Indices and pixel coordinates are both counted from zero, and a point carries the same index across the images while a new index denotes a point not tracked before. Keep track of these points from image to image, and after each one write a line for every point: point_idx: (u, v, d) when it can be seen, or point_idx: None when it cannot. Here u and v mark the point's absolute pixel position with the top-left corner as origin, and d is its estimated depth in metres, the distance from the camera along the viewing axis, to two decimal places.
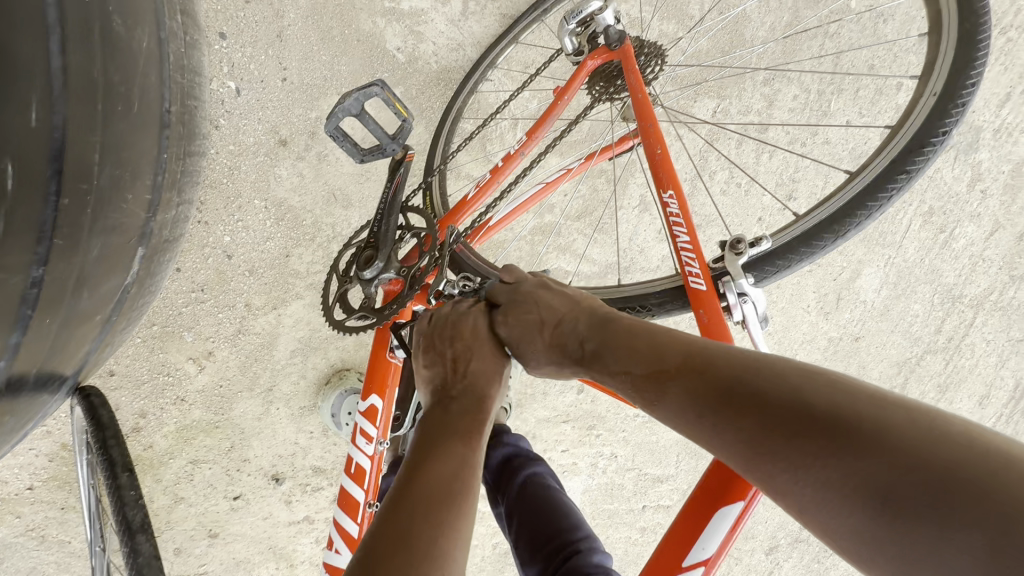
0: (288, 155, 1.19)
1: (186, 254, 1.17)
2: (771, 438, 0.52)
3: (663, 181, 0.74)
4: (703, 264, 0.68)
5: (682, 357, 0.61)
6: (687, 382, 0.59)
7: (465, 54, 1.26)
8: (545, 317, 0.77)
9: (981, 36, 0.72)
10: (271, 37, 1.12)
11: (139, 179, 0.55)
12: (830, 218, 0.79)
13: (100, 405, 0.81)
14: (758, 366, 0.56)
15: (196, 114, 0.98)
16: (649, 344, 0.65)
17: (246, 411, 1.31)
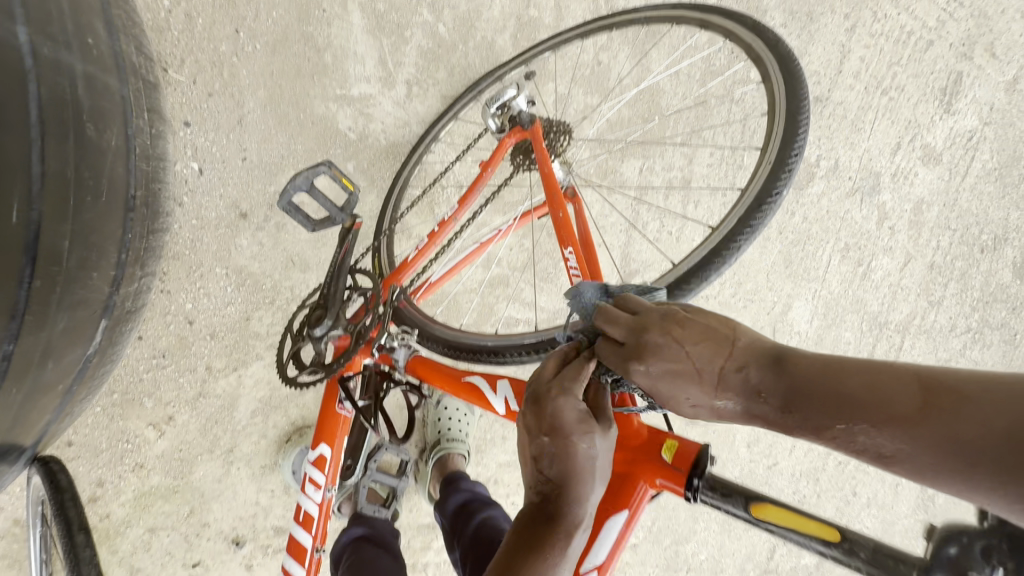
0: (248, 226, 1.29)
1: (148, 323, 1.24)
2: (998, 468, 0.47)
3: (565, 241, 0.88)
4: None
5: (888, 399, 0.53)
6: (914, 425, 0.51)
7: (411, 130, 1.41)
8: (701, 361, 0.61)
9: (803, 115, 0.86)
10: (232, 123, 1.25)
11: (103, 257, 0.65)
12: (695, 266, 0.91)
13: (59, 471, 0.86)
14: (1006, 400, 0.48)
15: (160, 196, 1.08)
16: (862, 383, 0.55)
17: (207, 473, 1.34)
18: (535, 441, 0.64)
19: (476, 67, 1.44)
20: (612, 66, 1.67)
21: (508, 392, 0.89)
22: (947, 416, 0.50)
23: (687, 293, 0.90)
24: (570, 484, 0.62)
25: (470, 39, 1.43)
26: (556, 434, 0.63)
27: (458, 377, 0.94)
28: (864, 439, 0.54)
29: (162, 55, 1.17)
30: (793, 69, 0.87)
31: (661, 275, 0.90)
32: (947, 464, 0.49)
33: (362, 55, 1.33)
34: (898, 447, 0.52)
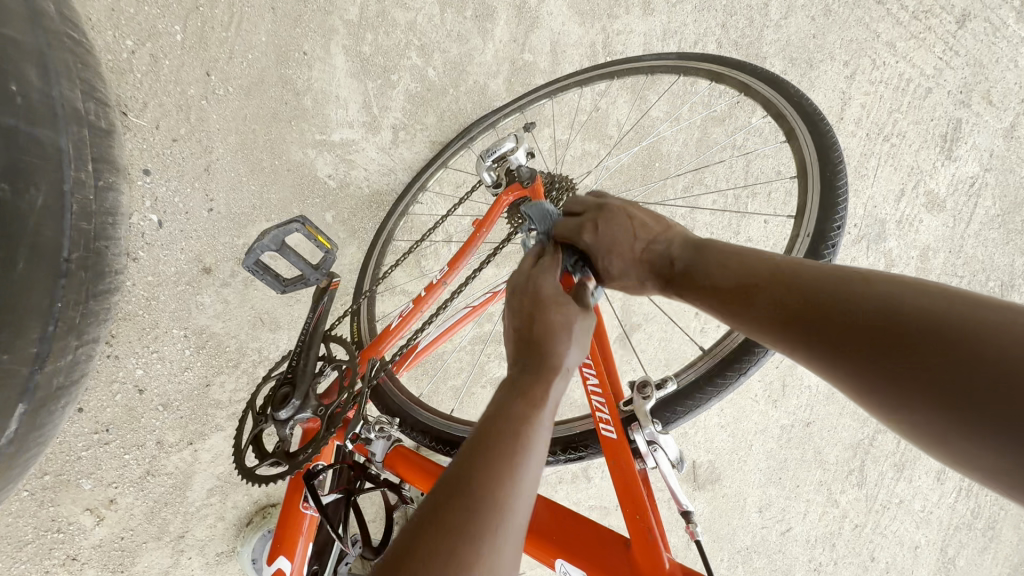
0: (212, 282, 1.17)
1: (90, 393, 1.08)
2: (826, 329, 0.54)
3: None
4: (615, 412, 0.63)
5: (765, 273, 0.62)
6: (772, 290, 0.60)
7: (396, 178, 1.32)
8: (638, 232, 0.75)
9: (840, 180, 0.76)
10: (198, 171, 1.14)
11: None
12: (725, 357, 0.74)
13: None
14: (859, 277, 0.55)
15: (108, 253, 0.95)
16: (742, 258, 0.66)
17: (152, 564, 1.16)
18: (521, 310, 0.64)
19: (467, 112, 1.37)
20: (611, 112, 1.59)
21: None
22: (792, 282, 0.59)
23: (726, 387, 0.73)
24: (552, 346, 0.59)
25: (462, 83, 1.35)
26: (540, 301, 0.63)
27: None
28: (728, 298, 0.64)
29: (121, 98, 1.06)
30: (822, 129, 0.79)
31: (690, 365, 0.75)
32: (785, 320, 0.58)
33: (345, 99, 1.25)
34: (754, 306, 0.61)
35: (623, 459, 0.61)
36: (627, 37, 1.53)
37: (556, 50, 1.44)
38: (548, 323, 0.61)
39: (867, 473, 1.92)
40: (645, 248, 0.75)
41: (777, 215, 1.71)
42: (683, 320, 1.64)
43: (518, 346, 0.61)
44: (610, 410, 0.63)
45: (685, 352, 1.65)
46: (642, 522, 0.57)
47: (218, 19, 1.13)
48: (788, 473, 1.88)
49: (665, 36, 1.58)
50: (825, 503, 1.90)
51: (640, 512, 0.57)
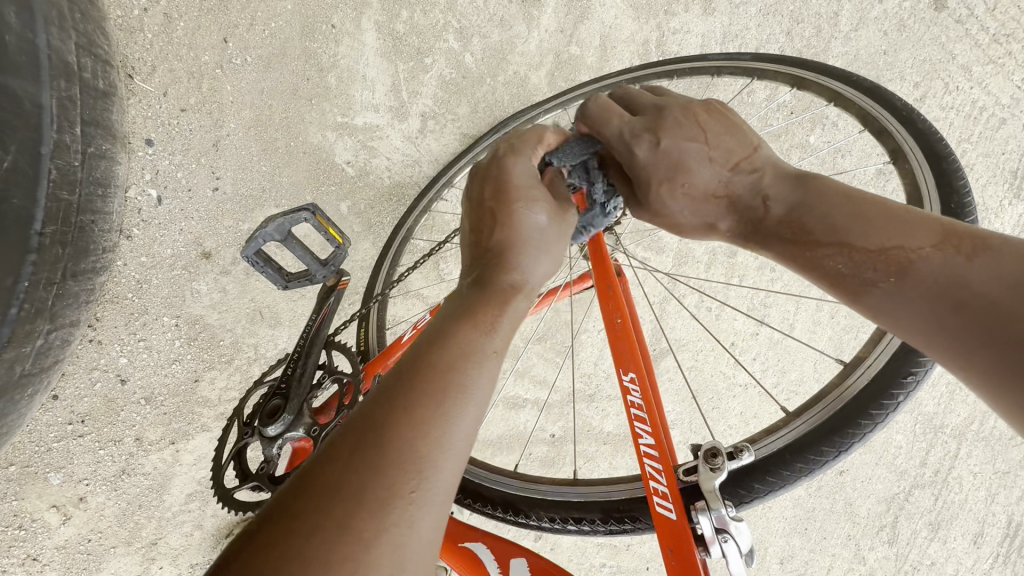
0: (210, 268, 1.06)
1: (66, 380, 0.99)
2: (957, 324, 0.47)
3: (624, 357, 0.58)
4: (674, 484, 0.50)
5: (913, 237, 0.51)
6: (937, 260, 0.49)
7: (420, 170, 1.20)
8: (718, 150, 0.60)
9: (969, 214, 0.65)
10: (206, 146, 1.04)
11: None
12: (821, 430, 0.62)
13: None
14: (1022, 269, 0.46)
15: (93, 230, 0.85)
16: (862, 219, 0.54)
17: (119, 572, 1.06)
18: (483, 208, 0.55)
19: (503, 105, 1.25)
20: None
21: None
22: (940, 253, 0.50)
23: (819, 465, 0.61)
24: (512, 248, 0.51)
25: (500, 73, 1.23)
26: (507, 189, 0.54)
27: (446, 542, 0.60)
28: (854, 266, 0.53)
29: (128, 59, 0.97)
30: (947, 159, 0.69)
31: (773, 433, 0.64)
32: (942, 303, 0.48)
33: (372, 80, 1.14)
34: (895, 278, 0.51)
35: (684, 547, 0.47)
36: (684, 38, 1.39)
37: (606, 45, 1.32)
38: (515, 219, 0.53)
39: (898, 530, 1.67)
40: (722, 185, 0.60)
41: None
42: (718, 351, 1.49)
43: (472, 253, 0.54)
44: (669, 479, 0.50)
45: (715, 384, 1.50)
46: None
47: None
48: (816, 524, 1.67)
49: (724, 40, 1.44)
50: (853, 560, 1.67)
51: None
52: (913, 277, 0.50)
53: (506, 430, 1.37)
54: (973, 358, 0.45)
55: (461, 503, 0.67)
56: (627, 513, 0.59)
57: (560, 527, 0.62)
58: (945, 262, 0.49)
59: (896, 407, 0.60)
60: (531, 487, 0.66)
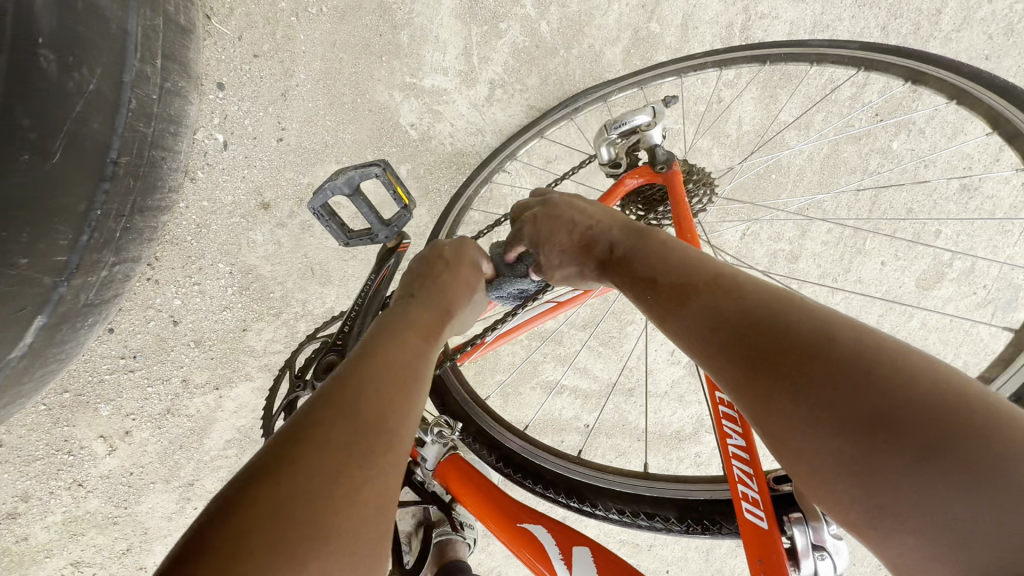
0: (268, 219, 1.06)
1: (123, 314, 1.00)
2: (748, 373, 0.43)
3: None
4: (766, 490, 0.48)
5: (697, 275, 0.51)
6: (711, 296, 0.48)
7: (483, 140, 1.16)
8: (581, 213, 0.69)
9: None
10: (275, 95, 1.02)
11: None
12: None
13: None
14: (797, 312, 0.44)
15: (163, 166, 0.85)
16: (677, 259, 0.54)
17: (156, 508, 1.09)
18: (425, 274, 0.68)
19: (574, 79, 1.19)
20: (735, 106, 1.35)
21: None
22: (722, 294, 0.48)
23: None
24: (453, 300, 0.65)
25: (575, 45, 1.18)
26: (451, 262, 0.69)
27: (510, 519, 0.59)
28: (656, 298, 0.53)
29: None
30: None
31: None
32: (709, 338, 0.46)
33: (445, 41, 1.10)
34: (688, 316, 0.49)
35: (775, 559, 0.44)
36: (770, 24, 1.28)
37: (688, 25, 1.24)
38: (450, 278, 0.67)
39: None
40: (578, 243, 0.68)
41: (897, 260, 1.51)
42: None
43: (404, 299, 0.64)
44: (761, 486, 0.48)
45: None
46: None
47: None
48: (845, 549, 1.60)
49: (813, 31, 1.31)
50: None
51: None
52: (710, 316, 0.47)
53: (541, 415, 1.35)
54: (774, 419, 0.41)
55: (523, 485, 0.66)
56: (707, 515, 0.57)
57: (630, 522, 0.60)
58: (733, 304, 0.47)
59: None
60: (597, 476, 0.65)
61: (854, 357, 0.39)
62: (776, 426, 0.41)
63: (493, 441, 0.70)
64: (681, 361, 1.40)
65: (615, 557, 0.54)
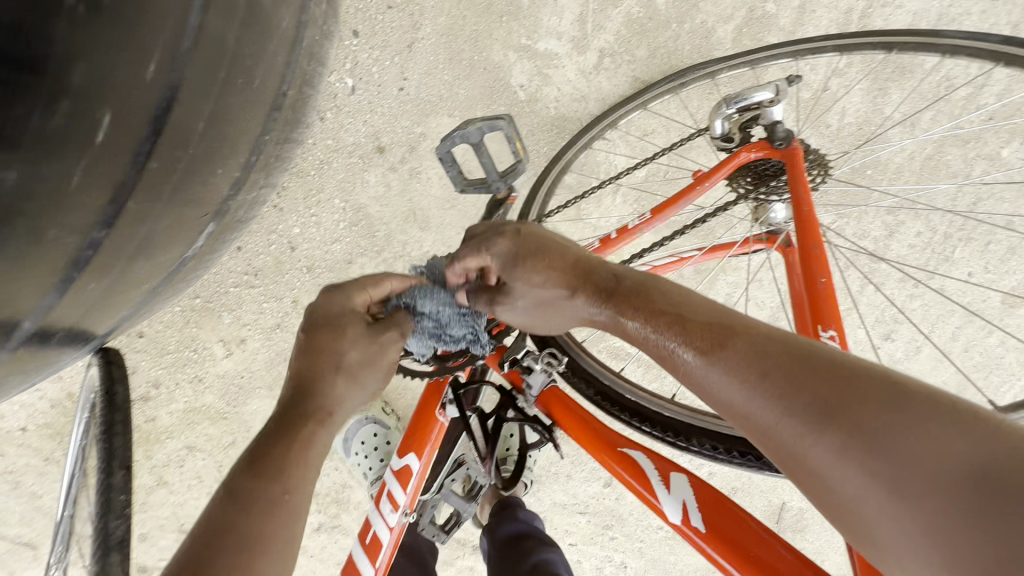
0: (382, 162, 1.14)
1: (250, 235, 1.12)
2: (812, 420, 0.49)
3: (826, 316, 0.66)
4: None
5: (734, 322, 0.58)
6: (757, 343, 0.55)
7: (586, 107, 1.20)
8: (569, 256, 0.69)
9: None
10: (401, 46, 1.09)
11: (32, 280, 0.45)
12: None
13: (117, 379, 0.82)
14: (839, 368, 0.50)
15: (307, 104, 0.93)
16: (708, 309, 0.60)
17: (259, 410, 1.23)
18: (301, 354, 0.63)
19: (682, 54, 1.20)
20: (841, 97, 1.32)
21: (688, 495, 0.61)
22: (769, 344, 0.54)
23: None
24: (325, 395, 0.61)
25: (687, 20, 1.18)
26: (336, 338, 0.63)
27: (611, 442, 0.68)
28: (700, 344, 0.57)
29: None
30: None
31: None
32: (766, 382, 0.52)
33: (563, 7, 1.13)
34: (732, 361, 0.55)
35: None
36: (892, 12, 1.24)
37: (805, 8, 1.22)
38: (321, 359, 0.62)
39: None
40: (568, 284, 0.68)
41: (987, 272, 1.47)
42: None
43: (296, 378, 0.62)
44: None
45: None
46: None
47: None
48: None
49: (937, 24, 1.25)
50: None
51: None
52: (761, 366, 0.53)
53: None
54: (839, 468, 0.48)
55: (616, 417, 0.75)
56: None
57: (721, 456, 0.69)
58: (780, 356, 0.53)
59: None
60: (694, 416, 0.73)
61: (894, 392, 0.47)
62: (848, 474, 0.47)
63: (590, 376, 0.77)
64: None
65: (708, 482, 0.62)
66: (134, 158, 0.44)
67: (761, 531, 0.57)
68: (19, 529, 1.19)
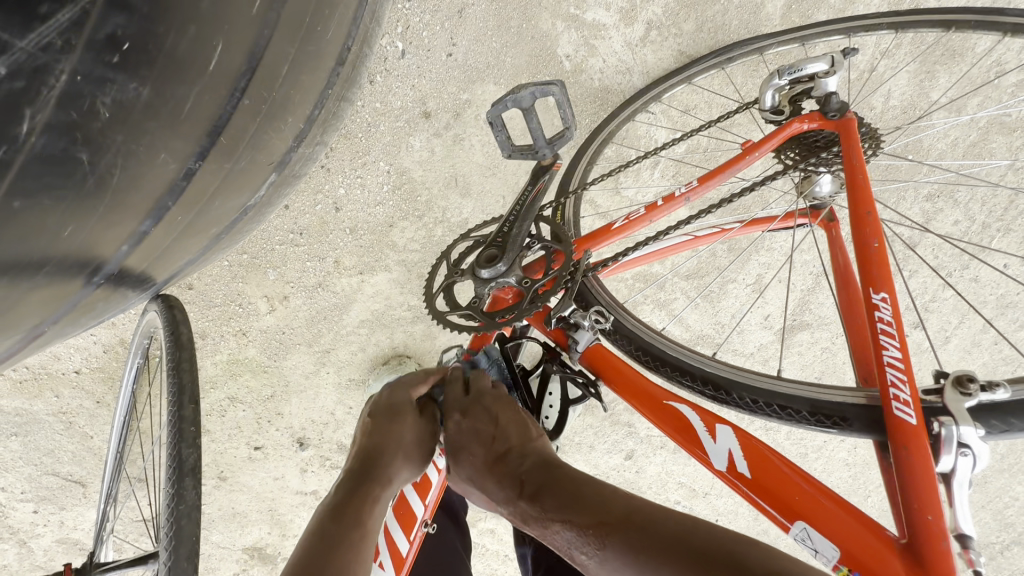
0: (427, 127, 1.16)
1: (298, 195, 1.15)
2: None
3: (876, 280, 0.65)
4: (917, 395, 0.58)
5: (630, 505, 0.55)
6: (629, 534, 0.52)
7: (630, 80, 1.21)
8: (491, 427, 0.69)
9: None
10: (452, 11, 1.10)
11: (129, 214, 0.49)
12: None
13: (180, 321, 0.97)
14: (705, 541, 0.49)
15: (363, 64, 0.95)
16: (594, 493, 0.58)
17: (298, 365, 1.28)
18: (369, 432, 0.71)
19: (729, 30, 1.20)
20: (887, 78, 1.30)
21: (734, 445, 0.64)
22: (636, 530, 0.52)
23: None
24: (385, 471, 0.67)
25: None
26: (395, 415, 0.72)
27: (658, 395, 0.71)
28: (587, 533, 0.54)
29: None
30: None
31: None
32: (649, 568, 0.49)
33: None
34: (613, 550, 0.52)
35: (916, 447, 0.56)
36: None
37: None
38: (387, 437, 0.69)
39: None
40: (497, 457, 0.67)
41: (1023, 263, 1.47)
42: None
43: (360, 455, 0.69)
44: (913, 390, 0.58)
45: (844, 372, 1.47)
46: (934, 524, 0.52)
47: None
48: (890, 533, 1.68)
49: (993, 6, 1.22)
50: None
51: (933, 514, 0.53)
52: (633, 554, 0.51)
53: None
54: None
55: (658, 372, 0.78)
56: (835, 413, 0.67)
57: (760, 410, 0.71)
58: (647, 535, 0.51)
59: None
60: (734, 372, 0.75)
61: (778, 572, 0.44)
62: None
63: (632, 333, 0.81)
64: (773, 327, 1.44)
65: (754, 435, 0.64)
66: (233, 92, 0.48)
67: (815, 493, 0.57)
68: (70, 467, 1.26)
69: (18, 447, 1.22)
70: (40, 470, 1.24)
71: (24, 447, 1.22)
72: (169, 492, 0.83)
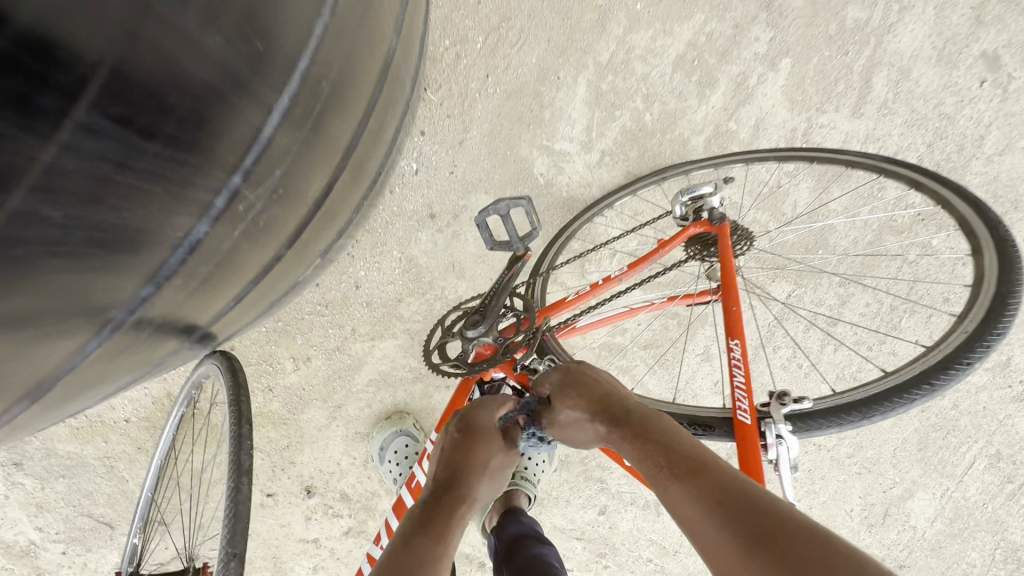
0: (432, 225, 1.50)
1: (327, 276, 1.43)
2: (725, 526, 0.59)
3: (732, 331, 0.92)
4: (752, 404, 0.83)
5: (701, 457, 0.67)
6: (694, 473, 0.65)
7: (590, 192, 1.59)
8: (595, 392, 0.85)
9: (1012, 301, 1.02)
10: (454, 141, 1.46)
11: (232, 289, 0.77)
12: (870, 398, 1.09)
13: (237, 369, 1.20)
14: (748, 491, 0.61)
15: (388, 181, 1.30)
16: (676, 440, 0.71)
17: (313, 419, 1.50)
18: (459, 438, 0.87)
19: (665, 156, 1.58)
20: (791, 192, 1.65)
21: None
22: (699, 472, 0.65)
23: (851, 419, 1.08)
24: (471, 488, 0.80)
25: (669, 131, 1.56)
26: (478, 430, 0.87)
27: None
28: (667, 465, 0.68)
29: (429, 79, 1.38)
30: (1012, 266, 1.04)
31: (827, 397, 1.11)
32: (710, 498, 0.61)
33: (575, 119, 1.50)
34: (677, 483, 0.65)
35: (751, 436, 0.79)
36: (828, 132, 1.61)
37: (759, 126, 1.59)
38: (477, 451, 0.84)
39: None
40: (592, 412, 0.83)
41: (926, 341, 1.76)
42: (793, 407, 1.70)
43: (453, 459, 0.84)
44: (750, 400, 0.83)
45: None
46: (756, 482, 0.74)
47: (508, 39, 1.39)
48: None
49: (864, 141, 1.62)
50: None
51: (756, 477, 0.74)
52: (690, 486, 0.64)
53: None
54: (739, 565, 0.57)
55: None
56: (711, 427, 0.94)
57: None
58: (707, 476, 0.64)
59: (910, 401, 1.05)
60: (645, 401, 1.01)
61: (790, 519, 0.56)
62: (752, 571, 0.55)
63: None
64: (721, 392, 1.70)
65: None
66: (313, 207, 0.78)
67: None
68: (103, 508, 1.44)
69: (63, 489, 1.39)
70: (77, 511, 1.42)
71: (67, 489, 1.40)
72: (229, 486, 1.03)
